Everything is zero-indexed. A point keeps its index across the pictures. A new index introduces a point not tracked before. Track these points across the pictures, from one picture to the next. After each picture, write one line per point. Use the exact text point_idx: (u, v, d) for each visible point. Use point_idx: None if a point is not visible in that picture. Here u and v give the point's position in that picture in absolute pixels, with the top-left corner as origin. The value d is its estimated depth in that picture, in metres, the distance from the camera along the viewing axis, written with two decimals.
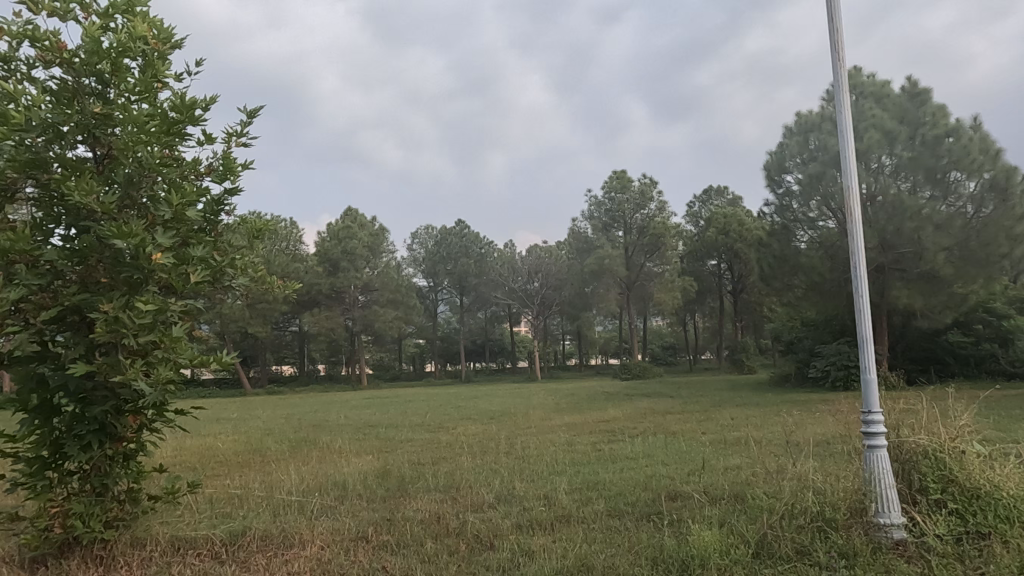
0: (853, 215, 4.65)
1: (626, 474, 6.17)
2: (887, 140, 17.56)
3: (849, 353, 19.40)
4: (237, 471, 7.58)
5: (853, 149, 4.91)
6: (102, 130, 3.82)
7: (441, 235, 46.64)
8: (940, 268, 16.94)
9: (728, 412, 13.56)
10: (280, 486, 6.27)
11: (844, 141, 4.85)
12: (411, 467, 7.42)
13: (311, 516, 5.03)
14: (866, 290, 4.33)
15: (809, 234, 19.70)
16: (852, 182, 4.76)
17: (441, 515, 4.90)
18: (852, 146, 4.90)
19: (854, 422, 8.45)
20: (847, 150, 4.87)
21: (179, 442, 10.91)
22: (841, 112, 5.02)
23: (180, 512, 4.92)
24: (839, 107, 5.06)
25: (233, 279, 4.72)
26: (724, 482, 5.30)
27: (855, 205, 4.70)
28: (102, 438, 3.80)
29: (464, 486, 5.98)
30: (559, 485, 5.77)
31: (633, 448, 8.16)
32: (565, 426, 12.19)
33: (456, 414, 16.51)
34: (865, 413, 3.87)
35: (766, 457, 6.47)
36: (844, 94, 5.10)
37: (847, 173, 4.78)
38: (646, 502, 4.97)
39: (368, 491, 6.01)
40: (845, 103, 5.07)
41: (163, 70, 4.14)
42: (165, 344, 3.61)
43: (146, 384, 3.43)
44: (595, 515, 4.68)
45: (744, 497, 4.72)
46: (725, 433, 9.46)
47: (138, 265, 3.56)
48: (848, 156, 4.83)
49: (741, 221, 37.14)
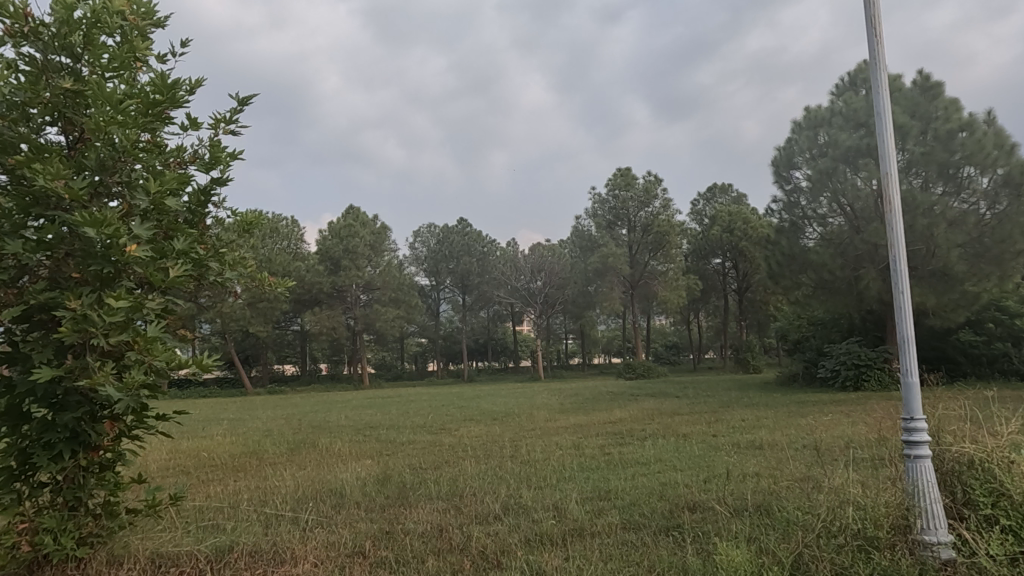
0: (894, 203, 4.29)
1: (638, 481, 5.84)
2: (899, 134, 17.21)
3: (858, 353, 19.05)
4: (232, 477, 7.29)
5: (891, 133, 4.56)
6: (75, 110, 3.48)
7: (443, 234, 46.35)
8: (953, 266, 16.60)
9: (738, 412, 13.22)
10: (275, 494, 5.99)
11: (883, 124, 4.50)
12: (413, 472, 7.11)
13: (305, 529, 4.74)
14: (908, 285, 4.02)
15: (817, 231, 19.36)
16: (890, 168, 4.42)
17: (443, 528, 4.59)
18: (889, 129, 4.55)
19: (872, 426, 8.15)
20: (885, 135, 4.52)
21: (174, 446, 10.68)
22: (879, 94, 4.68)
23: (162, 525, 4.61)
24: (875, 89, 4.73)
25: (222, 274, 4.39)
26: (747, 492, 4.96)
27: (895, 193, 4.35)
28: (76, 446, 3.48)
29: (467, 494, 5.70)
30: (569, 492, 5.45)
31: (641, 452, 7.84)
32: (571, 428, 11.92)
33: (459, 414, 16.19)
34: (906, 420, 3.56)
35: (788, 463, 6.17)
36: (882, 73, 4.75)
37: (885, 159, 4.44)
38: (664, 514, 4.61)
39: (366, 499, 5.73)
40: (882, 83, 4.72)
41: (143, 48, 3.83)
42: (139, 345, 3.29)
43: (115, 390, 3.10)
44: (610, 529, 4.35)
45: (771, 509, 4.36)
46: (738, 436, 9.15)
47: (110, 257, 3.27)
48: (886, 140, 4.49)
49: (747, 218, 36.75)
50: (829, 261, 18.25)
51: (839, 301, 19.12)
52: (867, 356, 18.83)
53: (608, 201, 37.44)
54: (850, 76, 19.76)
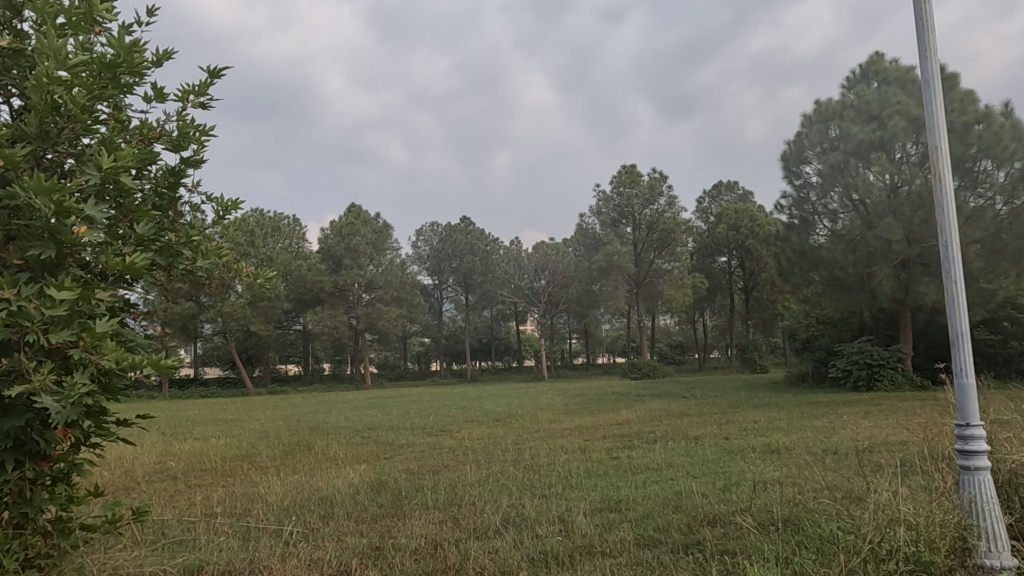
0: (944, 180, 3.81)
1: (651, 490, 5.42)
2: (914, 127, 16.80)
3: (871, 351, 18.59)
4: (220, 483, 6.90)
5: (941, 103, 4.03)
6: (15, 73, 3.08)
7: (446, 233, 46.06)
8: (970, 261, 16.17)
9: (750, 413, 12.80)
10: (260, 503, 5.57)
11: (931, 93, 3.97)
12: (410, 478, 6.70)
13: (288, 542, 4.38)
14: (960, 275, 3.64)
15: (828, 228, 18.91)
16: (940, 142, 3.91)
17: (438, 543, 4.20)
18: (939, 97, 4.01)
19: (897, 432, 7.71)
20: (934, 106, 3.99)
21: (166, 447, 10.41)
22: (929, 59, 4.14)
23: (121, 546, 4.15)
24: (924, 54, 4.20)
25: (191, 264, 3.98)
26: (772, 502, 4.55)
27: (946, 171, 3.85)
28: (23, 457, 3.06)
29: (466, 503, 5.30)
30: (577, 503, 5.03)
31: (651, 456, 7.41)
32: (576, 429, 11.57)
33: (461, 415, 15.83)
34: (961, 426, 3.20)
35: (812, 471, 5.74)
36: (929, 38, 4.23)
37: (935, 131, 3.92)
38: (681, 529, 4.19)
39: (359, 508, 5.34)
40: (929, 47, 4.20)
41: (98, 8, 3.39)
42: (85, 343, 2.86)
43: (52, 400, 2.70)
44: (623, 546, 3.94)
45: (802, 525, 3.94)
46: (752, 438, 8.75)
47: (57, 239, 2.87)
48: (936, 110, 3.96)
49: (753, 217, 36.33)
50: (841, 258, 17.81)
51: (851, 299, 18.66)
52: (880, 356, 18.33)
53: (613, 198, 37.33)
54: (862, 68, 19.22)
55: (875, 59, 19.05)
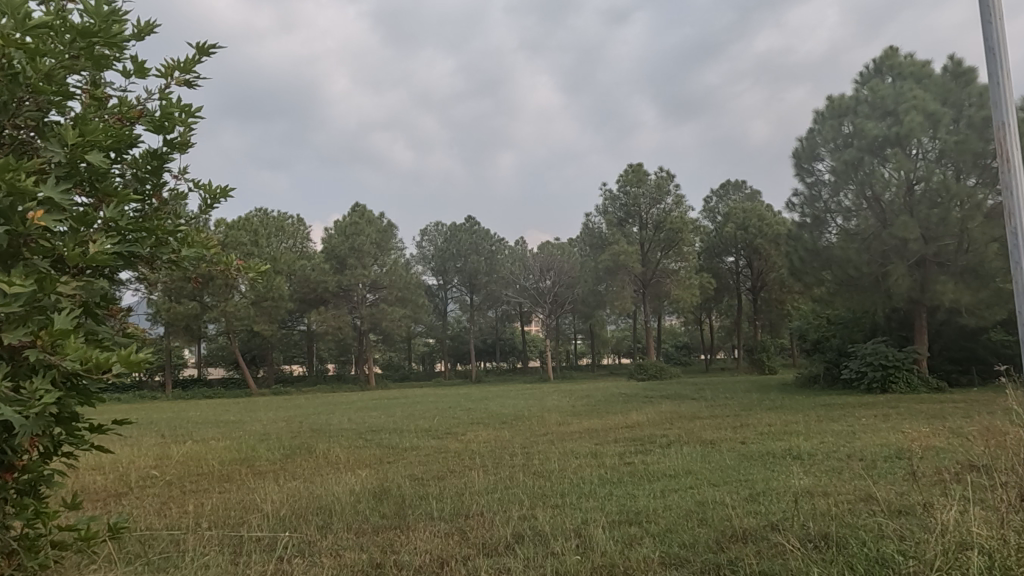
0: (1014, 159, 3.51)
1: (671, 500, 5.07)
2: (931, 122, 16.33)
3: (885, 352, 18.15)
4: (215, 490, 6.58)
5: (1006, 78, 3.71)
6: None
7: (451, 232, 45.62)
8: (989, 260, 15.84)
9: (765, 416, 12.37)
10: (255, 513, 5.23)
11: (997, 66, 3.64)
12: (413, 484, 6.38)
13: (283, 557, 4.05)
14: None
15: (841, 225, 18.50)
16: (1007, 119, 3.60)
17: (445, 561, 3.86)
18: (1005, 72, 3.68)
19: (930, 438, 7.34)
20: (1002, 78, 3.66)
21: (161, 451, 10.04)
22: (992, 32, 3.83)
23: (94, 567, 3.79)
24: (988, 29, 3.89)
25: (176, 252, 3.64)
26: (807, 515, 4.22)
27: (1015, 151, 3.56)
28: None
29: (474, 513, 4.98)
30: (594, 514, 4.70)
31: (668, 462, 7.06)
32: (586, 432, 11.18)
33: (466, 417, 15.43)
34: None
35: (842, 479, 5.41)
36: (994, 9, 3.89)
37: (1002, 107, 3.62)
38: (709, 547, 3.84)
39: (360, 518, 5.01)
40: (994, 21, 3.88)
41: None
42: (43, 343, 2.46)
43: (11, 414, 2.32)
44: (647, 565, 3.59)
45: (844, 542, 3.61)
46: (771, 443, 8.38)
47: (10, 226, 2.53)
48: (1001, 85, 3.66)
49: (761, 216, 35.87)
50: (854, 257, 17.39)
51: (865, 298, 18.25)
52: (895, 357, 17.91)
53: (620, 197, 36.96)
54: (876, 62, 18.85)
55: (890, 53, 18.68)
